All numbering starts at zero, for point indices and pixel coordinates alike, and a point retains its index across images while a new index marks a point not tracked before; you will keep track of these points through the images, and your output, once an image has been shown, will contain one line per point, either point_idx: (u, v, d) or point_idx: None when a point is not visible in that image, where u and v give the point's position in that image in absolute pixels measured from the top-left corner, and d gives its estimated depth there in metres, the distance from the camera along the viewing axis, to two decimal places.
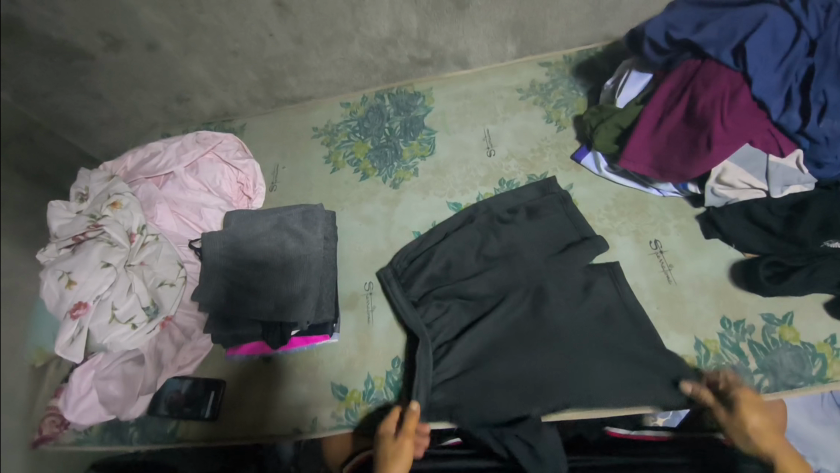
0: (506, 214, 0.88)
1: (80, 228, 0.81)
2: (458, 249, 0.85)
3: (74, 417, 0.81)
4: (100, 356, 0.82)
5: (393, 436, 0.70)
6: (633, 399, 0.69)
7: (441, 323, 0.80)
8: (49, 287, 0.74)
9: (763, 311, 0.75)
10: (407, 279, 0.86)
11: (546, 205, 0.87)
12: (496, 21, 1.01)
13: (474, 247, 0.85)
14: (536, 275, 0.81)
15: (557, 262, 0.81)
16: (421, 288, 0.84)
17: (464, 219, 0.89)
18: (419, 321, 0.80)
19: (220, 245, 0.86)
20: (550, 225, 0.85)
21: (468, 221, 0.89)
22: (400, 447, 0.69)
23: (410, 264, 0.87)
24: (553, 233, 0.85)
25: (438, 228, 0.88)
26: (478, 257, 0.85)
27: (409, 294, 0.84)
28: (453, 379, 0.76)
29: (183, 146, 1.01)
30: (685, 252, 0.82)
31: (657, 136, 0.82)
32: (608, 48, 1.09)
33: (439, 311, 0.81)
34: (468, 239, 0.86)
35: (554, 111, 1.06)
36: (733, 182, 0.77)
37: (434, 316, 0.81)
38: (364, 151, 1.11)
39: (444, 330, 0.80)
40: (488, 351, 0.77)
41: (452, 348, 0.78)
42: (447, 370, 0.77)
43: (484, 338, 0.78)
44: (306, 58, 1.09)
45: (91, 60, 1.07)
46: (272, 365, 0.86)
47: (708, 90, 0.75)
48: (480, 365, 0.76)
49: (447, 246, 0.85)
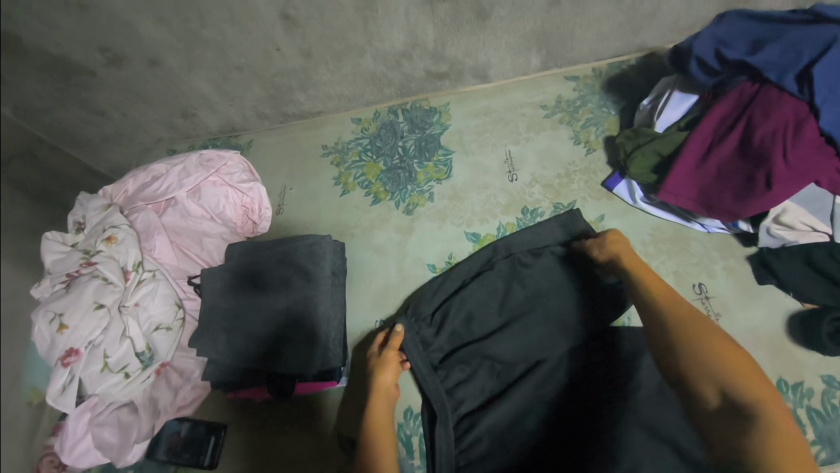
0: (528, 256, 0.79)
1: (73, 265, 0.76)
2: (481, 300, 0.78)
3: (71, 461, 0.75)
4: (95, 399, 0.75)
5: (378, 353, 0.77)
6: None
7: (464, 388, 0.74)
8: (40, 332, 0.69)
9: (823, 373, 0.67)
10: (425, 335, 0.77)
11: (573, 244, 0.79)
12: (519, 32, 0.92)
13: (494, 292, 0.78)
14: (564, 325, 0.74)
15: (588, 309, 0.74)
16: (439, 349, 0.77)
17: (482, 263, 0.82)
18: (440, 389, 0.73)
19: (220, 282, 0.83)
20: (577, 264, 0.77)
21: (486, 265, 0.82)
22: (385, 359, 0.75)
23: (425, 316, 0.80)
24: (581, 272, 0.76)
25: (454, 274, 0.81)
26: (502, 313, 0.77)
27: (429, 354, 0.76)
28: (481, 459, 0.69)
29: (185, 169, 0.93)
30: (734, 299, 0.74)
31: (704, 168, 0.73)
32: (643, 60, 1.00)
33: (461, 377, 0.75)
34: (487, 282, 0.79)
35: (582, 131, 0.97)
36: (793, 223, 0.69)
37: (457, 381, 0.74)
38: (376, 172, 1.05)
39: (466, 397, 0.74)
40: (516, 428, 0.70)
41: (476, 422, 0.71)
42: (476, 447, 0.70)
43: (511, 408, 0.71)
44: (315, 73, 1.02)
45: (93, 77, 1.03)
46: (277, 410, 0.81)
47: (768, 121, 0.67)
48: (508, 446, 0.69)
49: (469, 297, 0.78)
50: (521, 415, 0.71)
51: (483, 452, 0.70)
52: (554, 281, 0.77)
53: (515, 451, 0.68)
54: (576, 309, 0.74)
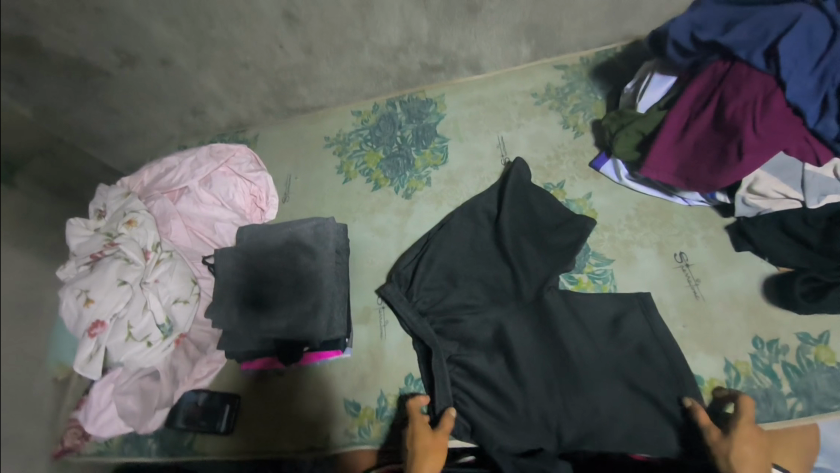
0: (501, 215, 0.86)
1: (97, 246, 0.82)
2: (450, 252, 0.85)
3: (95, 430, 0.81)
4: (119, 370, 0.82)
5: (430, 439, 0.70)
6: (637, 414, 0.70)
7: (455, 331, 0.81)
8: (68, 304, 0.76)
9: (798, 330, 0.72)
10: (409, 290, 0.85)
11: (567, 231, 0.83)
12: (508, 24, 0.98)
13: (460, 237, 0.86)
14: (537, 283, 0.81)
15: (555, 260, 0.82)
16: (423, 301, 0.83)
17: (468, 227, 0.88)
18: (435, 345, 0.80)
19: (232, 260, 0.89)
20: (562, 249, 0.82)
21: (468, 224, 0.88)
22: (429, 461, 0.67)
23: (413, 272, 0.85)
24: (556, 261, 0.81)
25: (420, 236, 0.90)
26: (487, 266, 0.84)
27: (415, 304, 0.83)
28: (475, 398, 0.77)
29: (197, 160, 1.02)
30: (713, 265, 0.79)
31: (681, 144, 0.78)
32: (628, 48, 1.05)
33: (451, 323, 0.82)
34: (464, 238, 0.87)
35: (571, 116, 1.02)
36: (767, 192, 0.73)
37: (444, 323, 0.82)
38: (376, 160, 1.10)
39: (447, 327, 0.82)
40: (508, 375, 0.76)
41: (469, 368, 0.78)
42: (470, 389, 0.77)
43: (498, 357, 0.78)
44: (316, 68, 1.08)
45: (108, 77, 1.09)
46: (286, 379, 0.87)
47: (739, 95, 0.72)
48: (496, 386, 0.76)
49: (439, 251, 0.85)
50: (508, 369, 0.77)
51: (473, 391, 0.77)
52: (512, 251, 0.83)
53: (505, 393, 0.75)
54: (548, 265, 0.81)
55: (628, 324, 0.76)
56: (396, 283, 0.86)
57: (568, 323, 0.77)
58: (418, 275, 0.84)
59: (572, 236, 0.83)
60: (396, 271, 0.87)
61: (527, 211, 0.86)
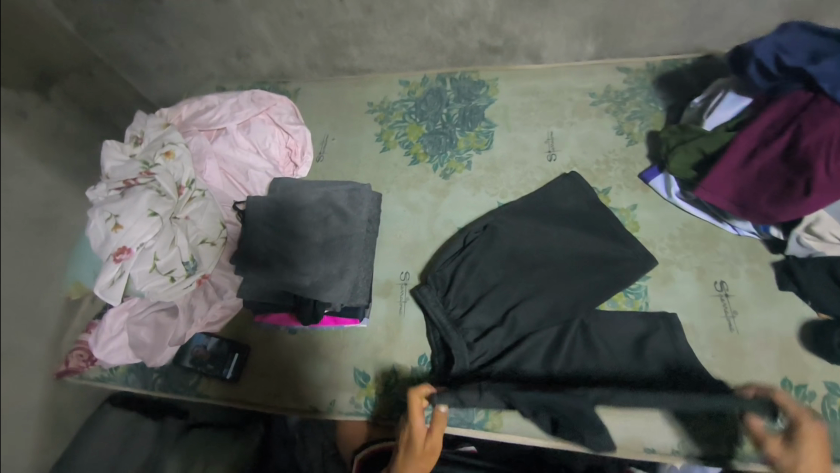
0: (537, 224, 0.85)
1: (132, 173, 0.80)
2: (490, 258, 0.84)
3: (102, 355, 0.81)
4: (137, 299, 0.82)
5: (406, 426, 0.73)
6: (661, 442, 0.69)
7: (484, 342, 0.78)
8: (96, 227, 0.74)
9: (829, 379, 0.70)
10: (445, 291, 0.84)
11: (603, 250, 0.81)
12: (579, 16, 0.94)
13: (497, 242, 0.85)
14: (570, 294, 0.79)
15: (589, 277, 0.80)
16: (458, 305, 0.82)
17: (509, 228, 0.85)
18: (461, 342, 0.78)
19: (263, 211, 0.86)
20: (591, 262, 0.81)
21: (504, 224, 0.86)
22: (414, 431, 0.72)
23: (452, 274, 0.84)
24: (591, 280, 0.79)
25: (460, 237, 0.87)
26: (524, 276, 0.82)
27: (447, 302, 0.83)
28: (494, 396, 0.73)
29: (238, 103, 1.00)
30: (753, 299, 0.77)
31: (746, 170, 0.75)
32: (699, 61, 1.00)
33: (481, 327, 0.80)
34: (505, 240, 0.85)
35: (627, 122, 0.98)
36: (823, 233, 0.71)
37: (476, 327, 0.80)
38: (418, 134, 1.07)
39: (474, 328, 0.80)
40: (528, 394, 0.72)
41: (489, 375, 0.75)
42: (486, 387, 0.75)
43: (522, 368, 0.76)
44: (372, 29, 1.04)
45: (159, 3, 1.06)
46: (298, 339, 0.86)
47: (815, 130, 0.68)
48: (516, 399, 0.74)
49: (480, 257, 0.84)
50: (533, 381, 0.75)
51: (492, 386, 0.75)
52: (547, 263, 0.82)
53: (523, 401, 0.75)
54: (580, 281, 0.80)
55: (651, 350, 0.74)
56: (433, 284, 0.84)
57: (592, 345, 0.76)
58: (454, 276, 0.84)
59: (606, 251, 0.81)
60: (434, 273, 0.85)
61: (566, 225, 0.85)
